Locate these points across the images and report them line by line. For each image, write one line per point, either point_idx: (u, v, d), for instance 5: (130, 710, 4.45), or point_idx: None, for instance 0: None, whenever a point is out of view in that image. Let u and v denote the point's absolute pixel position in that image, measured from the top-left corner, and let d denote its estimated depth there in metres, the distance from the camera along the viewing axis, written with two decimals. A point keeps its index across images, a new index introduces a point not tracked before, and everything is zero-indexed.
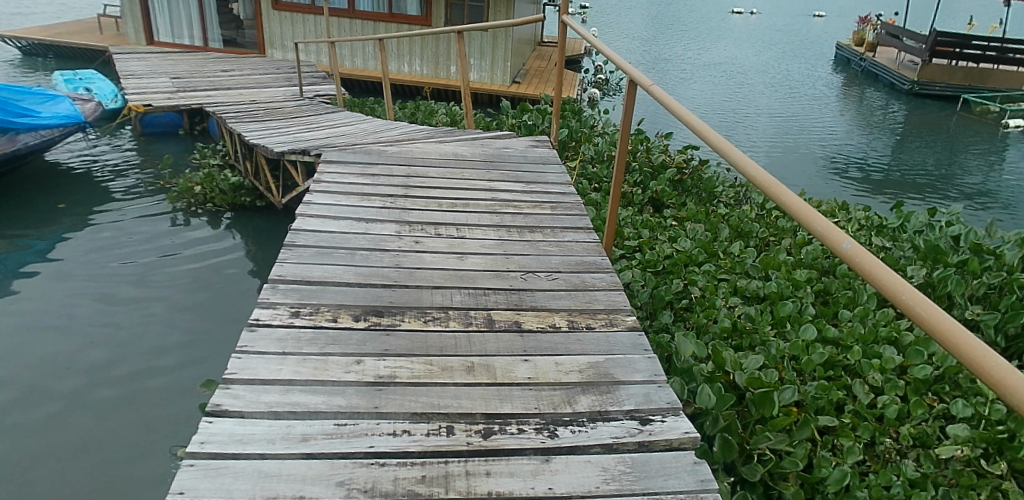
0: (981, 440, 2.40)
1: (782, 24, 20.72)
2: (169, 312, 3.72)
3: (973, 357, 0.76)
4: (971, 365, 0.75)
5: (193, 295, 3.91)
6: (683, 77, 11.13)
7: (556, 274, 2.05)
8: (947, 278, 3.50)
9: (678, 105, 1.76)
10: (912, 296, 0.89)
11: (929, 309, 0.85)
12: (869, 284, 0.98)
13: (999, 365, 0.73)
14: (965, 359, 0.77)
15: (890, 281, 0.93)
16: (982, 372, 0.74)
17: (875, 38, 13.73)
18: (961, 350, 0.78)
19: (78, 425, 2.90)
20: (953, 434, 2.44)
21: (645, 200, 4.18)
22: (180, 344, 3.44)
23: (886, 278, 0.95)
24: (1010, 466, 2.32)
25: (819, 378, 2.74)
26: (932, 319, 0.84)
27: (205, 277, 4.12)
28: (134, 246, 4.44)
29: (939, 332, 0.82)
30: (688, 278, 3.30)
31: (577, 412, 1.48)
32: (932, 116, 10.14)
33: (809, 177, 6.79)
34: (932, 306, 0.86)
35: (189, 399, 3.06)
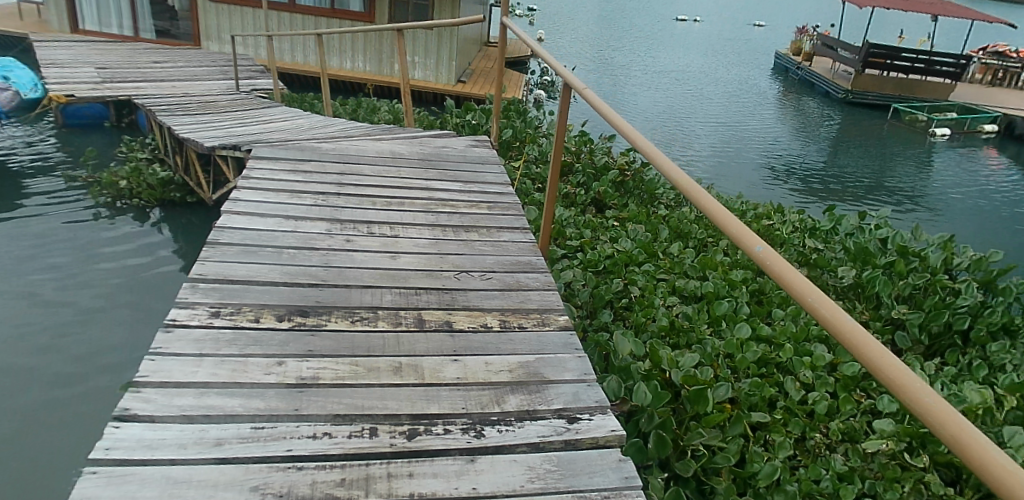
0: (905, 434, 2.52)
1: (724, 32, 21.32)
2: (115, 321, 3.52)
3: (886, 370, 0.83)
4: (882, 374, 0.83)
5: (143, 304, 3.70)
6: (630, 82, 11.30)
7: (490, 273, 2.05)
8: (875, 278, 3.72)
9: (618, 117, 1.85)
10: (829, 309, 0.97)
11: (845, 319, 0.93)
12: (781, 287, 1.09)
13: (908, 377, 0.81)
14: (862, 355, 0.88)
15: (812, 294, 1.01)
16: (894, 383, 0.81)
17: (812, 49, 14.28)
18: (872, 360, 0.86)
19: (14, 453, 2.65)
20: (880, 429, 2.55)
21: (588, 201, 4.23)
22: (135, 355, 3.25)
23: (796, 282, 1.06)
24: (932, 458, 2.45)
25: (752, 375, 2.82)
26: (834, 319, 0.94)
27: (151, 283, 3.92)
28: (67, 252, 4.16)
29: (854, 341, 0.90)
30: (628, 277, 3.35)
31: (505, 411, 1.48)
32: (868, 124, 10.59)
33: (752, 181, 6.99)
34: (837, 308, 0.97)
35: (103, 400, 2.96)
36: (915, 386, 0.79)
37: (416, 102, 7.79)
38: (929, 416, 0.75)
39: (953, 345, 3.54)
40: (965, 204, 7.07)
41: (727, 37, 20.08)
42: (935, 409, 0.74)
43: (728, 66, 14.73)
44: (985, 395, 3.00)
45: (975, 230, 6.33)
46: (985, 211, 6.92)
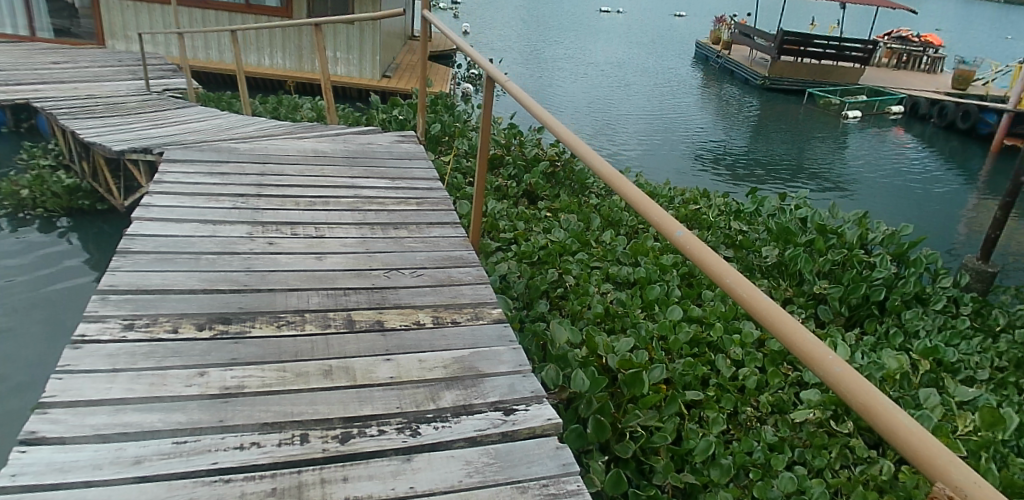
0: (830, 403, 2.69)
1: (646, 23, 21.82)
2: (18, 338, 3.32)
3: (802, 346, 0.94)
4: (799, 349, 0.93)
5: (55, 320, 3.51)
6: (558, 74, 11.41)
7: (421, 270, 2.02)
8: (797, 256, 3.91)
9: (539, 109, 1.91)
10: (746, 289, 1.07)
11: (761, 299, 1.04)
12: (699, 266, 1.19)
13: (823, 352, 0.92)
14: (775, 327, 0.99)
15: (731, 275, 1.11)
16: (814, 359, 0.92)
17: (730, 37, 14.79)
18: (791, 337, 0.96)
19: None
20: (807, 400, 2.72)
21: (520, 193, 4.25)
22: (41, 373, 3.09)
23: (714, 262, 1.16)
24: (856, 424, 2.63)
25: (685, 355, 2.92)
26: (746, 295, 1.06)
27: (63, 298, 3.72)
28: None
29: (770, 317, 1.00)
30: (562, 267, 3.39)
31: (441, 408, 1.47)
32: (785, 109, 11.07)
33: (678, 168, 7.19)
34: (750, 286, 1.08)
35: (6, 421, 2.80)
36: (830, 360, 0.90)
37: (340, 98, 7.63)
38: (845, 388, 0.86)
39: (870, 315, 3.79)
40: (876, 182, 7.50)
41: (650, 28, 20.54)
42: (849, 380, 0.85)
43: (652, 56, 15.06)
44: (901, 360, 3.23)
45: (887, 206, 6.72)
46: (895, 188, 7.36)
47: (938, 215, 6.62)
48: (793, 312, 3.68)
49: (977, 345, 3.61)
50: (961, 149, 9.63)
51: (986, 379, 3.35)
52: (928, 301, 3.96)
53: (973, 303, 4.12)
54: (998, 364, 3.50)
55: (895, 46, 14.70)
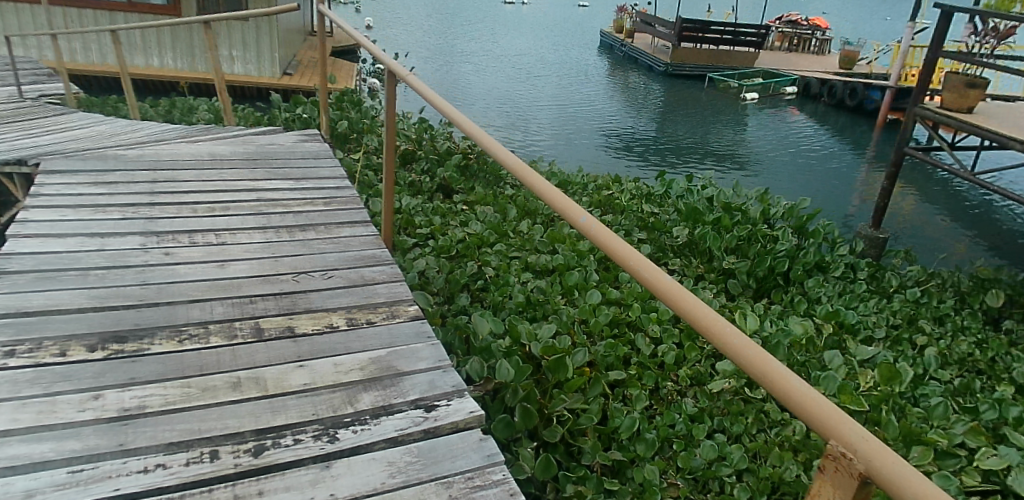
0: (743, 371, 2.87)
1: (552, 14, 22.12)
2: None
3: (706, 323, 1.03)
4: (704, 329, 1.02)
5: None
6: (467, 67, 11.38)
7: (333, 272, 1.97)
8: (706, 235, 4.10)
9: (442, 103, 1.91)
10: (651, 272, 1.15)
11: (665, 281, 1.12)
12: (606, 252, 1.26)
13: (724, 326, 1.01)
14: (679, 306, 1.08)
15: (636, 260, 1.19)
16: (715, 335, 1.01)
17: (632, 26, 15.22)
18: (694, 315, 1.05)
19: None
20: (722, 370, 2.89)
21: (435, 187, 4.22)
22: None
23: (619, 248, 1.23)
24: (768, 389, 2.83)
25: (606, 336, 3.02)
26: (651, 278, 1.14)
27: None
28: None
29: (673, 298, 1.09)
30: (481, 259, 3.39)
31: (359, 411, 1.44)
32: (689, 94, 11.50)
33: (590, 155, 7.34)
34: (654, 269, 1.17)
35: None
36: (729, 335, 1.00)
37: (239, 98, 7.30)
38: (746, 361, 0.96)
39: (776, 285, 4.01)
40: (776, 159, 7.93)
41: (557, 19, 20.83)
42: (751, 355, 0.95)
43: (560, 47, 15.27)
44: (806, 326, 3.45)
45: (787, 182, 7.11)
46: (792, 164, 7.81)
47: (833, 187, 7.07)
48: (705, 287, 3.84)
49: (872, 307, 3.91)
50: (849, 124, 10.32)
51: (883, 337, 3.62)
52: (827, 268, 4.26)
53: (868, 268, 4.44)
54: (892, 322, 3.79)
55: (786, 30, 15.53)
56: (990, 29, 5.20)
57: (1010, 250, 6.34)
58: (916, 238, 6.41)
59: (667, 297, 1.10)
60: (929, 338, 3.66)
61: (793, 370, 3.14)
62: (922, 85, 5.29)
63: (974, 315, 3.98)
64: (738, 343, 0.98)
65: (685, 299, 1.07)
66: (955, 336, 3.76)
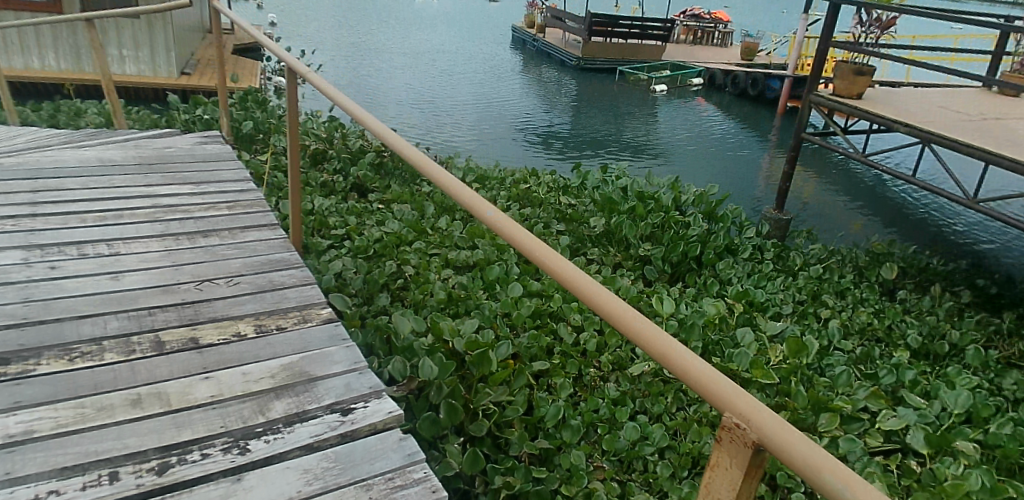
0: None
1: (466, 10, 22.10)
2: None
3: (610, 309, 1.06)
4: (609, 315, 1.06)
5: None
6: (380, 65, 11.20)
7: (238, 278, 1.90)
8: (621, 224, 4.22)
9: (347, 103, 1.89)
10: (557, 263, 1.19)
11: (569, 269, 1.16)
12: (512, 244, 1.29)
13: (626, 310, 1.05)
14: (582, 293, 1.12)
15: (543, 251, 1.22)
16: (616, 318, 1.05)
17: (543, 21, 15.43)
18: (597, 302, 1.09)
19: None
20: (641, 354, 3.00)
21: (349, 186, 4.14)
22: None
23: (524, 239, 1.27)
24: None
25: (529, 328, 3.07)
26: (557, 267, 1.18)
27: None
28: None
29: (579, 287, 1.13)
30: (400, 258, 3.36)
31: (271, 420, 1.40)
32: (602, 87, 11.76)
33: (507, 150, 7.38)
34: (560, 257, 1.20)
35: None
36: (631, 317, 1.04)
37: (131, 100, 6.85)
38: (647, 342, 1.00)
39: (690, 269, 4.18)
40: (686, 148, 8.23)
41: (470, 15, 20.84)
42: (651, 336, 0.99)
43: (474, 43, 15.28)
44: (718, 306, 3.62)
45: (696, 169, 7.40)
46: (702, 153, 8.12)
47: (739, 173, 7.41)
48: (623, 275, 3.95)
49: (779, 285, 4.13)
50: (753, 113, 10.85)
51: (790, 312, 3.84)
52: (736, 251, 4.48)
53: (774, 249, 4.69)
54: (798, 299, 4.03)
55: (690, 23, 16.12)
56: (874, 20, 5.56)
57: (900, 225, 6.83)
58: (817, 217, 6.81)
59: (572, 285, 1.14)
60: (832, 311, 3.91)
61: (707, 349, 3.29)
62: (815, 74, 5.61)
63: (871, 287, 4.28)
64: (638, 325, 1.02)
65: (588, 285, 1.11)
66: (854, 307, 4.03)
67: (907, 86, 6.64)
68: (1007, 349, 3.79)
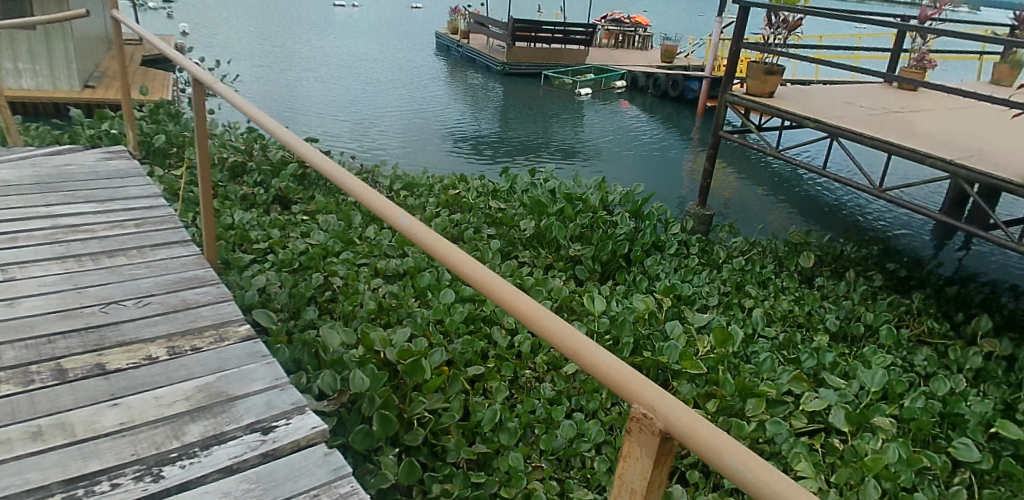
0: None
1: (390, 17, 21.94)
2: None
3: (522, 309, 1.07)
4: (520, 314, 1.06)
5: None
6: (303, 75, 10.97)
7: (148, 298, 1.82)
8: (551, 226, 4.28)
9: (263, 116, 1.86)
10: (467, 265, 1.18)
11: (480, 272, 1.16)
12: (423, 248, 1.28)
13: (536, 310, 1.06)
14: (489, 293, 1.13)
15: (453, 254, 1.21)
16: (527, 317, 1.05)
17: (467, 27, 15.51)
18: (509, 301, 1.09)
19: None
20: None
21: (271, 199, 4.04)
22: None
23: (434, 241, 1.27)
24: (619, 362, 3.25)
25: (462, 333, 3.07)
26: (468, 269, 1.18)
27: None
28: None
29: (490, 289, 1.12)
30: (327, 269, 3.29)
31: (186, 444, 1.35)
32: (528, 92, 11.89)
33: (436, 157, 7.36)
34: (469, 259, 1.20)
35: None
36: (542, 315, 1.05)
37: (30, 116, 6.50)
38: (557, 340, 1.00)
39: (619, 267, 4.28)
40: (613, 150, 8.42)
41: (394, 22, 20.70)
42: (561, 334, 1.00)
43: (399, 50, 15.19)
44: (647, 302, 3.71)
45: (622, 170, 7.57)
46: (628, 153, 8.32)
47: (664, 172, 7.63)
48: (555, 275, 4.01)
49: (705, 278, 4.28)
50: (675, 113, 11.21)
51: (716, 304, 3.98)
52: (663, 247, 4.62)
53: (698, 243, 4.85)
54: (723, 290, 4.18)
55: (611, 27, 16.50)
56: (781, 22, 5.83)
57: (817, 216, 7.18)
58: (739, 211, 7.09)
59: (483, 286, 1.13)
60: (755, 301, 4.08)
61: (638, 345, 3.37)
62: (730, 74, 5.84)
63: (790, 276, 4.48)
64: (550, 323, 1.03)
65: (499, 286, 1.11)
66: (776, 296, 4.22)
67: (815, 84, 6.99)
68: (917, 327, 4.05)
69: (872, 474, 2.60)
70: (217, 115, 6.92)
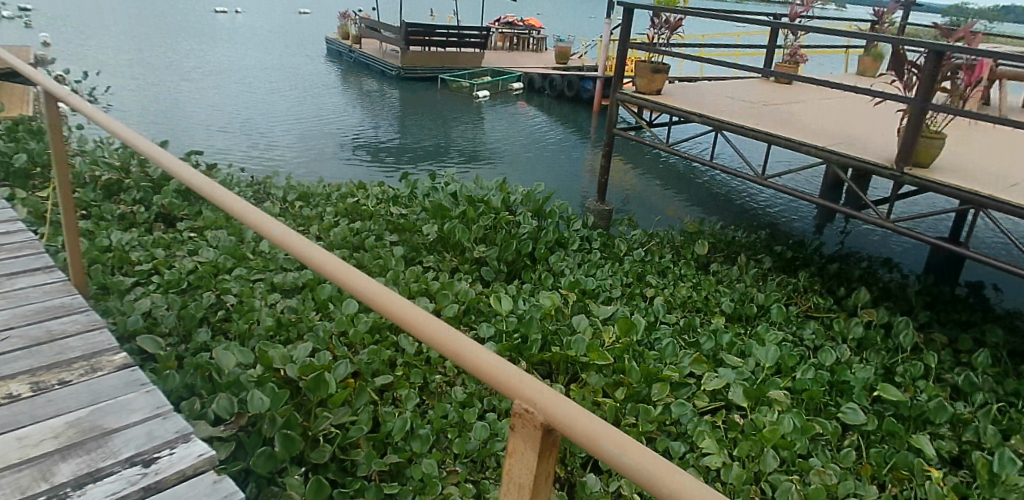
0: (507, 349, 3.30)
1: (279, 24, 21.26)
2: None
3: (402, 315, 1.04)
4: (399, 320, 1.04)
5: None
6: (186, 86, 10.43)
7: (6, 332, 1.68)
8: (454, 229, 4.29)
9: (133, 136, 1.77)
10: (346, 274, 1.15)
11: (360, 279, 1.13)
12: (298, 258, 1.24)
13: (417, 313, 1.04)
14: (369, 300, 1.10)
15: (331, 264, 1.18)
16: (408, 323, 1.03)
17: (358, 32, 15.27)
18: (388, 307, 1.07)
19: None
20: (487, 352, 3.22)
21: (153, 217, 3.82)
22: None
23: (310, 252, 1.22)
24: (527, 360, 3.32)
25: (368, 344, 3.03)
26: (346, 278, 1.14)
27: None
28: None
29: (370, 297, 1.10)
30: (219, 288, 3.15)
31: (57, 485, 1.25)
32: (426, 96, 11.84)
33: (333, 166, 7.19)
34: (347, 268, 1.17)
35: None
36: (422, 319, 1.03)
37: None
38: (437, 342, 0.99)
39: (525, 266, 4.34)
40: (514, 151, 8.53)
41: (284, 29, 20.06)
42: (441, 336, 0.99)
43: (289, 58, 14.74)
44: (553, 298, 3.77)
45: (523, 170, 7.69)
46: (529, 154, 8.44)
47: (564, 170, 7.80)
48: (461, 278, 4.01)
49: (608, 271, 4.41)
50: (573, 112, 11.50)
51: (619, 296, 4.11)
52: (566, 243, 4.73)
53: (600, 238, 4.99)
54: (625, 281, 4.33)
55: (506, 30, 16.70)
56: (663, 22, 6.13)
57: (710, 205, 7.58)
58: (639, 205, 7.37)
59: (364, 294, 1.10)
60: (656, 290, 4.25)
61: (546, 340, 3.42)
62: (619, 74, 6.05)
63: (687, 264, 4.70)
64: (431, 327, 1.01)
65: (377, 292, 1.08)
66: (675, 283, 4.42)
67: (700, 81, 7.37)
68: (804, 304, 4.35)
69: (770, 444, 2.78)
70: (88, 130, 6.45)
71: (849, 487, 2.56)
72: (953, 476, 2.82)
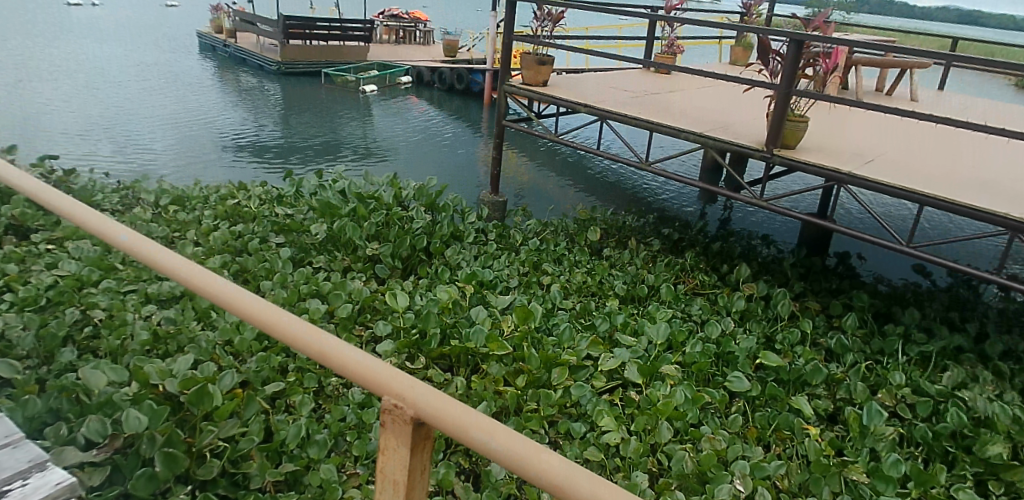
0: (404, 347, 3.28)
1: (144, 17, 19.84)
2: None
3: (263, 320, 1.01)
4: (262, 324, 1.01)
5: None
6: (38, 87, 9.53)
7: None
8: (344, 227, 4.20)
9: None
10: (204, 280, 1.10)
11: (219, 285, 1.08)
12: (153, 267, 1.17)
13: (280, 316, 1.01)
14: (228, 307, 1.05)
15: (189, 272, 1.12)
16: (271, 326, 1.00)
17: (232, 25, 14.55)
18: (249, 313, 1.02)
19: None
20: (384, 351, 3.22)
21: (3, 230, 3.48)
22: None
23: (164, 259, 1.16)
24: (426, 355, 3.30)
25: (257, 351, 2.90)
26: (203, 286, 1.09)
27: None
28: None
29: (227, 303, 1.05)
30: (84, 302, 2.91)
31: None
32: (311, 92, 11.46)
33: (212, 168, 6.82)
34: (205, 275, 1.11)
35: None
36: (285, 323, 1.00)
37: None
38: (302, 345, 0.97)
39: (420, 261, 4.30)
40: (404, 146, 8.42)
41: (151, 23, 18.76)
42: (306, 339, 0.96)
43: (157, 53, 13.81)
44: (451, 292, 3.76)
45: (415, 165, 7.62)
46: (420, 148, 8.37)
47: (457, 163, 7.81)
48: (355, 277, 3.93)
49: (504, 261, 4.47)
50: (464, 105, 11.50)
51: (516, 285, 4.17)
52: (462, 236, 4.73)
53: (495, 229, 5.04)
54: (521, 271, 4.40)
55: (391, 23, 16.42)
56: (545, 15, 6.23)
57: (600, 192, 7.84)
58: (533, 195, 7.49)
59: (223, 301, 1.06)
60: (552, 277, 4.35)
61: (444, 334, 3.41)
62: (505, 66, 6.12)
63: (581, 250, 4.84)
64: (297, 330, 0.98)
65: (237, 297, 1.04)
66: (570, 269, 4.54)
67: (585, 72, 7.58)
68: (691, 282, 4.61)
69: (664, 417, 2.92)
70: None
71: (736, 450, 2.75)
72: (828, 431, 3.09)
